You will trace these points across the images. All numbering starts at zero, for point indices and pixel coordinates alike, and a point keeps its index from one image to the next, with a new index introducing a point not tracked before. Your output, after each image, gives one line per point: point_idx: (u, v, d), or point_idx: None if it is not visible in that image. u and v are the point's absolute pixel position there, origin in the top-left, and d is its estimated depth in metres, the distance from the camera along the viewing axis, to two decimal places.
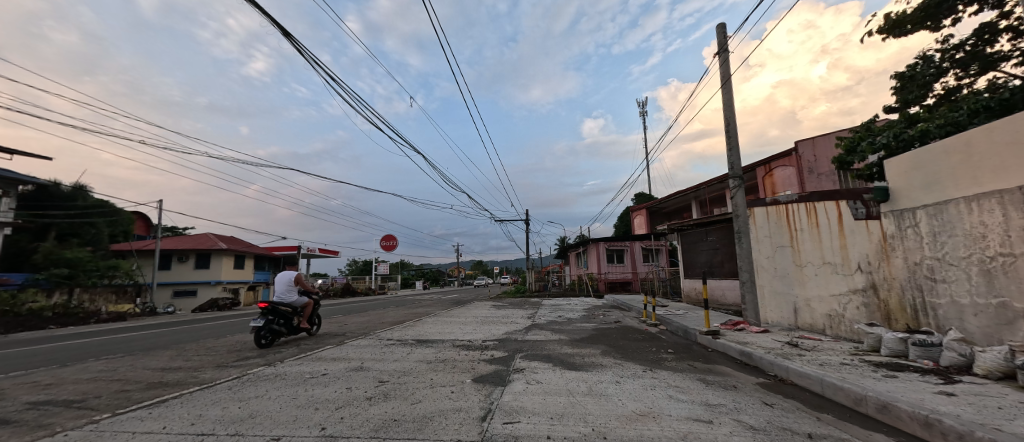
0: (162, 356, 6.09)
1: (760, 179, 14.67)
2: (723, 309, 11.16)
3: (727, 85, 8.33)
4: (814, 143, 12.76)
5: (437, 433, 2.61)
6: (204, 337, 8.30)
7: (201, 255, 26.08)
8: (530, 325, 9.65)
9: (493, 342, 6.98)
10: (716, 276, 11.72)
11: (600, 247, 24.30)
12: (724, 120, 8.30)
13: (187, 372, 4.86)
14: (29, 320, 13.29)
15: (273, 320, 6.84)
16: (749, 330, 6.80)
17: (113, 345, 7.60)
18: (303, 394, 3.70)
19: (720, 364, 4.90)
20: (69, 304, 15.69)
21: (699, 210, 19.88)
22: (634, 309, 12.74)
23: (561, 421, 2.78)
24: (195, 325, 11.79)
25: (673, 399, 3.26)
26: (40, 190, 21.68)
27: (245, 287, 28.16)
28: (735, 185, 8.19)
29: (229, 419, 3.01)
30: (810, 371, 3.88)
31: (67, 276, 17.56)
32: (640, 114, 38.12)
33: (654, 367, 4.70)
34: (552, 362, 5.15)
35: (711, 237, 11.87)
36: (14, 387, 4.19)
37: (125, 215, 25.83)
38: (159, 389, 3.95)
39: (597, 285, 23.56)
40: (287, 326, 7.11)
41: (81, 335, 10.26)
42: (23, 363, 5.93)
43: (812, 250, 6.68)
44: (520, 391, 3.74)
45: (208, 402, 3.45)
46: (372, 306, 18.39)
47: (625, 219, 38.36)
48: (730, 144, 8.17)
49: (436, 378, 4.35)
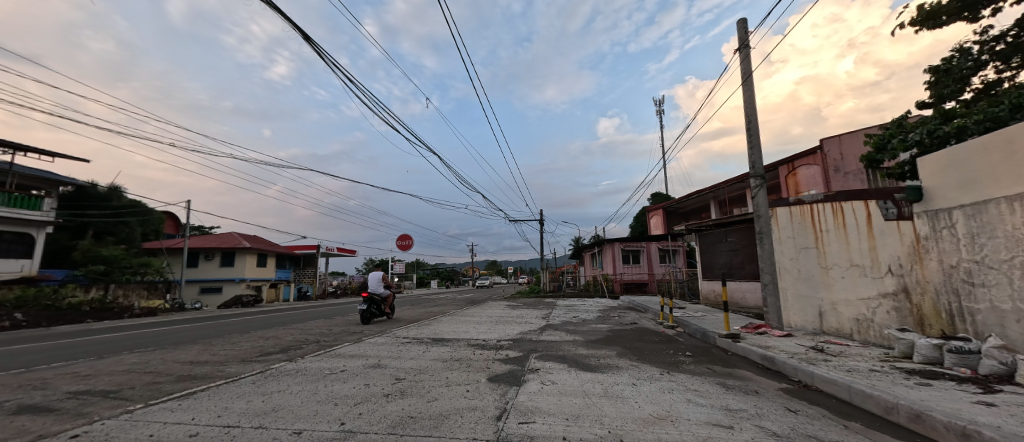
0: (190, 350, 6.35)
1: (783, 178, 14.25)
2: (743, 311, 10.87)
3: (748, 83, 8.11)
4: (841, 140, 12.27)
5: (454, 431, 2.64)
6: (230, 332, 8.66)
7: (227, 254, 26.99)
8: (545, 325, 9.62)
9: (507, 342, 6.99)
10: (736, 278, 11.44)
11: (615, 247, 24.02)
12: (744, 118, 8.08)
13: (214, 365, 5.04)
14: (68, 313, 14.08)
15: (371, 306, 9.80)
16: (771, 333, 6.61)
17: (147, 338, 8.02)
18: (324, 389, 3.79)
19: (740, 368, 4.78)
20: (105, 299, 16.49)
21: (718, 211, 19.43)
22: (651, 310, 12.57)
23: (577, 423, 2.76)
24: (222, 320, 12.27)
25: (691, 403, 3.20)
26: (79, 190, 22.81)
27: (267, 284, 29.00)
28: (757, 184, 7.96)
29: (253, 412, 3.10)
30: (836, 377, 3.75)
31: (103, 272, 18.49)
32: (658, 112, 37.56)
33: (672, 370, 4.61)
34: (567, 363, 5.12)
35: (731, 238, 11.59)
36: (56, 377, 4.45)
37: (156, 215, 26.97)
38: (188, 382, 4.11)
39: (612, 286, 23.31)
40: (378, 311, 10.07)
41: (116, 329, 10.81)
42: (65, 353, 6.32)
43: (838, 252, 6.44)
44: (536, 391, 3.74)
45: (234, 395, 3.57)
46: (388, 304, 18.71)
47: (641, 219, 37.86)
48: (752, 142, 7.95)
49: (451, 376, 4.38)
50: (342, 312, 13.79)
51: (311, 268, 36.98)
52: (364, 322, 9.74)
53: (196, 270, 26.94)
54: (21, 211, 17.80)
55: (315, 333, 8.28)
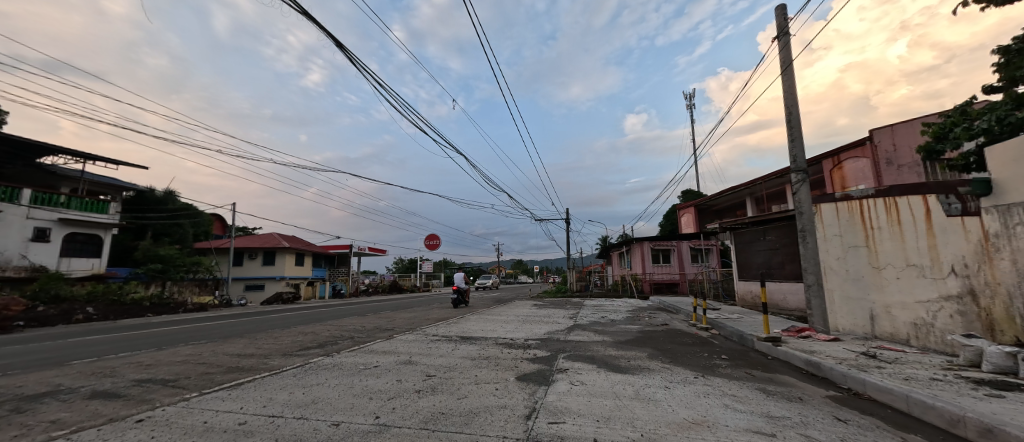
0: (237, 343, 6.77)
1: (827, 172, 13.40)
2: (783, 314, 10.31)
3: (788, 72, 7.67)
4: (893, 130, 11.36)
5: (484, 429, 2.67)
6: (273, 327, 9.18)
7: (268, 253, 28.52)
8: (573, 325, 9.51)
9: (535, 341, 6.96)
10: (775, 279, 10.86)
11: (644, 246, 23.41)
12: (785, 109, 7.65)
13: (259, 358, 5.35)
14: (132, 308, 15.40)
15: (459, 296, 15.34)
16: (816, 337, 6.22)
17: (201, 331, 8.66)
18: (358, 384, 3.93)
19: (782, 373, 4.53)
20: (162, 295, 17.86)
21: (755, 208, 18.53)
22: (683, 312, 12.16)
23: (608, 425, 2.72)
24: (264, 316, 13.02)
25: (729, 408, 3.07)
26: (139, 195, 24.74)
27: (304, 282, 30.44)
28: (799, 179, 7.51)
29: (296, 403, 3.27)
30: (891, 385, 3.49)
31: (161, 270, 20.08)
32: (688, 106, 36.26)
33: (707, 374, 4.44)
34: (597, 364, 5.03)
35: (769, 237, 11.04)
36: (123, 365, 4.87)
37: (206, 217, 28.91)
38: (236, 373, 4.38)
39: (641, 286, 22.80)
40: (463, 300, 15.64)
41: (172, 322, 11.70)
42: (130, 344, 6.93)
43: (892, 251, 5.98)
44: (565, 391, 3.71)
45: (277, 387, 3.77)
46: (417, 303, 19.21)
47: (671, 217, 36.76)
48: (792, 135, 7.53)
49: (480, 374, 4.43)
50: (375, 309, 14.36)
51: (344, 267, 38.50)
52: (454, 306, 15.28)
53: (241, 268, 28.66)
54: (90, 215, 19.44)
55: (350, 329, 8.63)
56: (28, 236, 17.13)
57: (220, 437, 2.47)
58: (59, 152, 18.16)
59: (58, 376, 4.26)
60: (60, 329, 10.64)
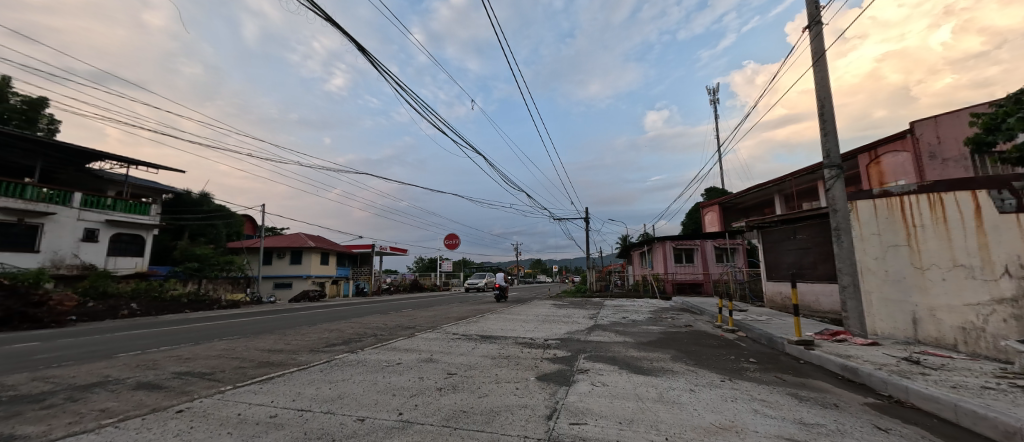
0: (268, 338, 7.07)
1: (864, 167, 12.73)
2: (815, 316, 9.88)
3: (820, 63, 7.33)
4: (937, 122, 10.64)
5: (505, 428, 2.68)
6: (301, 324, 9.53)
7: (295, 252, 29.58)
8: (593, 325, 9.44)
9: (554, 341, 6.92)
10: (807, 279, 10.40)
11: (666, 246, 22.90)
12: (817, 102, 7.31)
13: (288, 354, 5.56)
14: (171, 304, 16.31)
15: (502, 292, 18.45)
16: (853, 341, 5.92)
17: (234, 327, 9.08)
18: (382, 380, 4.02)
19: (815, 378, 4.33)
20: (198, 292, 18.83)
21: (784, 205, 17.82)
22: (707, 313, 11.83)
23: (631, 427, 2.67)
24: (293, 313, 13.55)
25: (758, 413, 2.96)
26: (177, 198, 26.09)
27: (329, 281, 31.39)
28: (833, 175, 7.12)
29: (323, 398, 3.37)
30: (937, 393, 3.28)
31: (197, 269, 21.35)
32: (713, 102, 35.14)
33: (733, 377, 4.30)
34: (618, 365, 4.96)
35: (800, 236, 10.59)
36: (164, 358, 5.17)
37: (238, 217, 30.23)
38: (267, 368, 4.57)
39: (663, 286, 22.37)
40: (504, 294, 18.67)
41: (208, 318, 12.33)
42: (170, 338, 7.34)
43: (937, 250, 5.63)
44: (585, 392, 3.68)
45: (305, 382, 3.91)
46: (438, 301, 19.54)
47: (694, 216, 35.84)
48: (825, 129, 7.20)
49: (500, 373, 4.45)
50: (396, 308, 14.69)
51: (367, 266, 39.44)
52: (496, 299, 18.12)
53: (270, 267, 29.81)
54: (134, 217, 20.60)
55: (373, 326, 8.83)
56: (78, 236, 18.36)
57: (252, 429, 2.57)
58: (106, 158, 19.40)
59: (107, 368, 4.55)
60: (107, 324, 11.38)
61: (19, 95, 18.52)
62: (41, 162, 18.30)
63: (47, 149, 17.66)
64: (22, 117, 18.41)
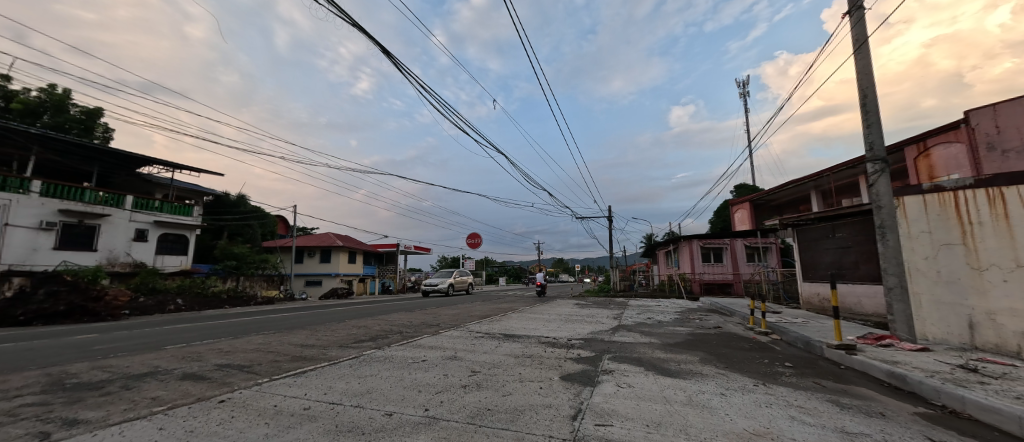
0: (300, 334, 7.37)
1: (911, 161, 11.93)
2: (857, 319, 9.33)
3: (862, 50, 6.90)
4: (995, 110, 9.77)
5: (529, 427, 2.68)
6: (329, 320, 9.88)
7: (324, 251, 30.71)
8: (618, 325, 9.30)
9: (578, 341, 6.85)
10: (847, 280, 9.85)
11: (693, 245, 22.24)
12: (858, 93, 6.89)
13: (319, 349, 5.77)
14: (212, 300, 17.26)
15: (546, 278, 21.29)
16: (900, 346, 5.55)
17: (268, 323, 9.50)
18: (408, 377, 4.10)
19: (857, 385, 4.09)
20: (237, 288, 19.88)
21: (821, 202, 16.92)
22: (738, 314, 11.40)
23: (658, 431, 2.61)
24: (321, 309, 14.01)
25: (795, 420, 2.83)
26: (217, 200, 27.60)
27: (356, 279, 32.40)
28: (876, 170, 6.65)
29: (352, 392, 3.48)
30: (999, 404, 3.03)
31: (235, 266, 22.64)
32: (742, 95, 33.74)
33: (768, 382, 4.12)
34: (645, 367, 4.86)
35: (840, 234, 10.06)
36: (207, 351, 5.50)
37: (272, 218, 31.64)
38: (300, 362, 4.77)
39: (690, 286, 21.75)
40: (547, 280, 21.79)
41: (246, 314, 12.95)
42: (211, 332, 7.79)
43: (998, 250, 5.25)
44: (611, 393, 3.62)
45: (336, 377, 4.04)
46: (461, 300, 19.76)
47: (723, 214, 34.66)
48: (867, 120, 6.77)
49: (524, 372, 4.45)
50: (419, 306, 14.94)
51: (392, 265, 40.38)
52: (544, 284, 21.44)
53: (302, 265, 31.06)
54: (179, 218, 21.83)
55: (398, 324, 9.03)
56: (131, 236, 19.73)
57: (288, 420, 2.68)
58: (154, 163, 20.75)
59: (157, 359, 4.88)
60: (155, 318, 12.17)
61: (78, 106, 20.15)
62: (97, 167, 19.75)
63: (102, 155, 19.06)
64: (81, 126, 19.99)
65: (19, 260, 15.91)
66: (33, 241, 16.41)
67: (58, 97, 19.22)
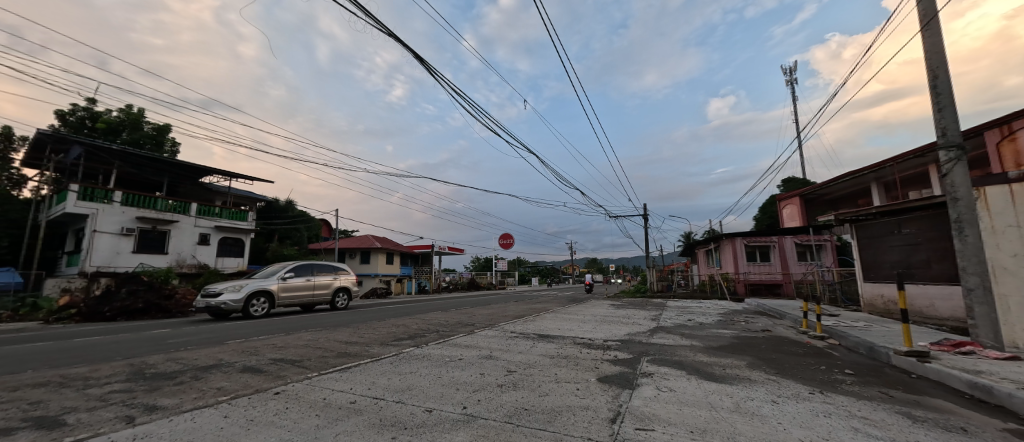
0: (344, 331, 7.72)
1: (993, 146, 10.59)
2: (929, 323, 8.45)
3: (931, 26, 6.24)
4: None
5: (568, 428, 2.65)
6: (368, 319, 10.23)
7: (364, 252, 32.15)
8: (656, 326, 9.01)
9: (614, 343, 6.70)
10: (917, 281, 8.93)
11: (737, 243, 21.13)
12: (927, 74, 6.25)
13: (362, 346, 6.04)
14: None
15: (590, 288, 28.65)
16: (984, 354, 4.97)
17: (313, 321, 9.98)
18: (447, 375, 4.20)
19: (933, 396, 3.70)
20: None
21: (883, 196, 15.42)
22: (789, 317, 10.69)
23: (703, 437, 2.51)
24: (360, 308, 14.58)
25: (860, 433, 2.61)
26: (268, 205, 29.56)
27: (394, 279, 33.62)
28: (950, 157, 5.98)
29: (394, 388, 3.60)
30: None
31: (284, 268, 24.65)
32: (789, 82, 31.63)
33: (825, 390, 3.82)
34: (687, 370, 4.67)
35: (907, 230, 9.16)
36: (263, 346, 5.90)
37: (317, 221, 33.58)
38: (345, 358, 5.01)
39: (734, 287, 20.69)
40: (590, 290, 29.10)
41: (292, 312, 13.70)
42: (264, 329, 8.30)
43: None
44: (651, 397, 3.51)
45: (378, 372, 4.22)
46: (495, 300, 19.82)
47: (768, 209, 32.71)
48: (938, 104, 6.11)
49: (561, 373, 4.41)
50: (455, 306, 15.14)
51: (427, 265, 41.45)
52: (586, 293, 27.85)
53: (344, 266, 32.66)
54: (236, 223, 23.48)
55: (435, 323, 9.25)
56: (195, 240, 21.58)
57: (336, 413, 2.83)
58: (214, 173, 22.53)
59: (220, 352, 5.31)
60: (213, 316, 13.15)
61: (151, 123, 22.33)
62: (166, 178, 21.78)
63: (170, 167, 20.92)
64: (153, 141, 22.13)
65: (105, 262, 17.96)
66: (116, 245, 18.42)
67: (134, 116, 21.36)
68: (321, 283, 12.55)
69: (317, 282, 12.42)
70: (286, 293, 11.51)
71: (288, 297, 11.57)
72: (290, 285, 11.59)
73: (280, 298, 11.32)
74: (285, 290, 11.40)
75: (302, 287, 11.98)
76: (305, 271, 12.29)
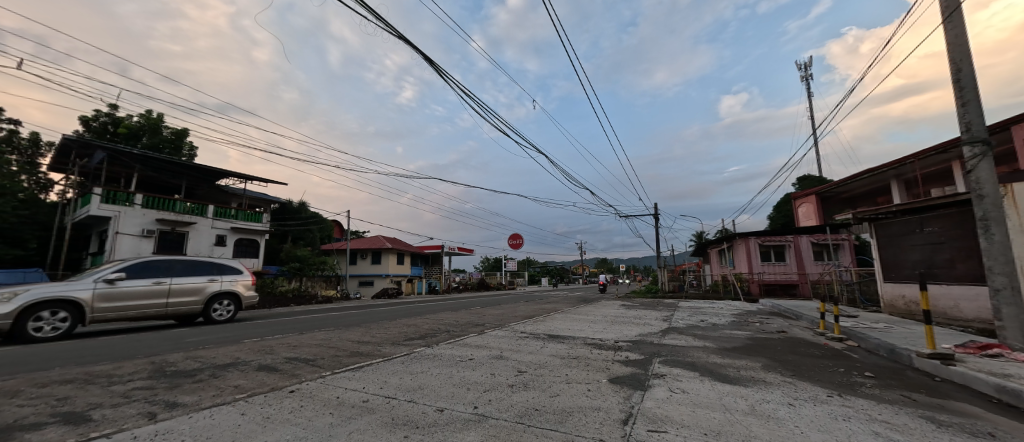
0: (356, 331, 7.81)
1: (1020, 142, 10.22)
2: (953, 325, 8.17)
3: (953, 18, 6.04)
4: None
5: (579, 429, 2.64)
6: (379, 319, 10.31)
7: (375, 253, 32.55)
8: (668, 327, 8.90)
9: (625, 344, 6.62)
10: (940, 281, 8.66)
11: (750, 243, 20.79)
12: (949, 68, 6.06)
13: (374, 345, 6.10)
14: (280, 298, 18.96)
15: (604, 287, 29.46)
16: (1012, 357, 4.79)
17: (325, 321, 10.11)
18: (458, 374, 4.22)
19: (958, 400, 3.58)
20: (300, 288, 21.62)
21: (903, 194, 15.00)
22: (805, 318, 10.47)
23: (717, 439, 2.48)
24: (371, 309, 14.70)
25: (881, 437, 2.54)
26: (282, 207, 30.12)
27: (405, 279, 33.97)
28: (975, 154, 5.77)
29: (406, 387, 3.64)
30: None
31: (298, 269, 25.05)
32: (803, 78, 31.03)
33: (843, 393, 3.73)
34: (700, 372, 4.60)
35: (930, 229, 8.89)
36: (277, 345, 6.00)
37: (329, 222, 34.09)
38: (357, 357, 5.07)
39: (748, 287, 20.36)
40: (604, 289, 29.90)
41: (305, 312, 13.87)
42: (278, 329, 8.43)
43: None
44: (663, 398, 3.48)
45: (390, 372, 4.27)
46: (505, 300, 19.78)
47: (783, 208, 32.11)
48: (962, 98, 5.91)
49: (572, 373, 4.39)
50: (465, 306, 15.15)
51: (437, 266, 41.76)
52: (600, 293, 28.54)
53: (356, 266, 33.10)
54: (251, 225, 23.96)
55: (445, 323, 9.29)
56: (212, 241, 22.08)
57: (349, 411, 2.87)
58: (229, 175, 23.01)
59: (236, 351, 5.41)
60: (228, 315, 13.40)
61: (169, 128, 22.94)
62: (185, 181, 22.34)
63: (188, 170, 21.43)
64: (172, 145, 22.73)
65: None
66: (137, 246, 18.97)
67: (153, 121, 21.98)
68: (181, 289, 8.20)
69: (172, 287, 8.06)
70: (106, 303, 7.15)
71: (118, 310, 7.31)
72: (119, 291, 7.28)
73: (98, 312, 7.03)
74: (108, 300, 7.12)
75: (144, 293, 7.64)
76: (155, 269, 7.95)
